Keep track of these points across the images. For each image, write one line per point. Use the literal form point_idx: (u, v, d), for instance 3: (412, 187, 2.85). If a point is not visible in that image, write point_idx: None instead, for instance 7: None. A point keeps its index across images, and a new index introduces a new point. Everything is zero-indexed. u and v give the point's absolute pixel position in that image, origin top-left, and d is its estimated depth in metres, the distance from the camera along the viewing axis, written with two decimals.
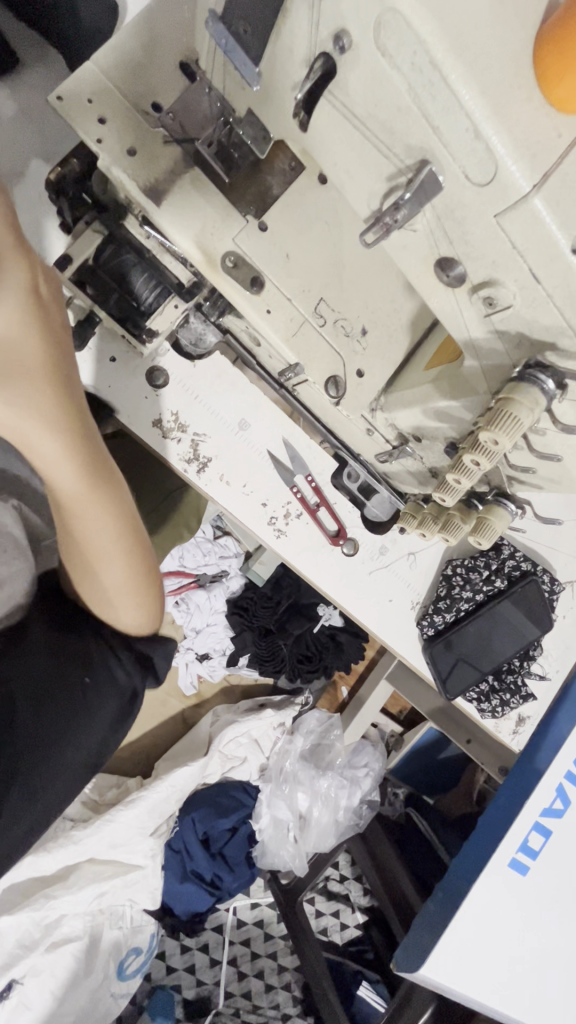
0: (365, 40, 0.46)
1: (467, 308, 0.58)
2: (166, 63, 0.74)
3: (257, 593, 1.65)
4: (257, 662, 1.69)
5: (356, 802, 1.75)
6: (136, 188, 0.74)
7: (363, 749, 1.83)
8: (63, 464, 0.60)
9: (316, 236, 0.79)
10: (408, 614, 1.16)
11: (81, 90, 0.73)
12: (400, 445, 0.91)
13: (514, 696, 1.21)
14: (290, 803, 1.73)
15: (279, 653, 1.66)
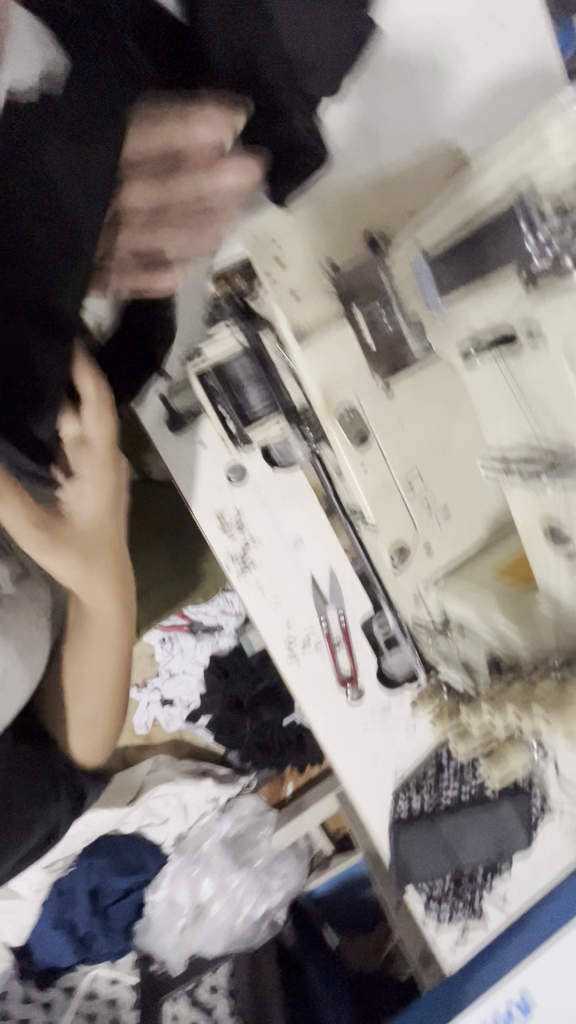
0: None
1: (556, 565, 0.64)
2: (354, 238, 0.82)
3: (242, 659, 1.64)
4: (216, 728, 1.65)
5: (259, 913, 1.66)
6: (285, 324, 0.75)
7: (286, 860, 1.69)
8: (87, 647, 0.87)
9: (432, 415, 0.83)
10: (387, 781, 1.10)
11: (270, 233, 0.78)
12: (442, 627, 0.92)
13: (466, 909, 1.14)
14: (192, 889, 1.66)
15: (240, 731, 1.63)
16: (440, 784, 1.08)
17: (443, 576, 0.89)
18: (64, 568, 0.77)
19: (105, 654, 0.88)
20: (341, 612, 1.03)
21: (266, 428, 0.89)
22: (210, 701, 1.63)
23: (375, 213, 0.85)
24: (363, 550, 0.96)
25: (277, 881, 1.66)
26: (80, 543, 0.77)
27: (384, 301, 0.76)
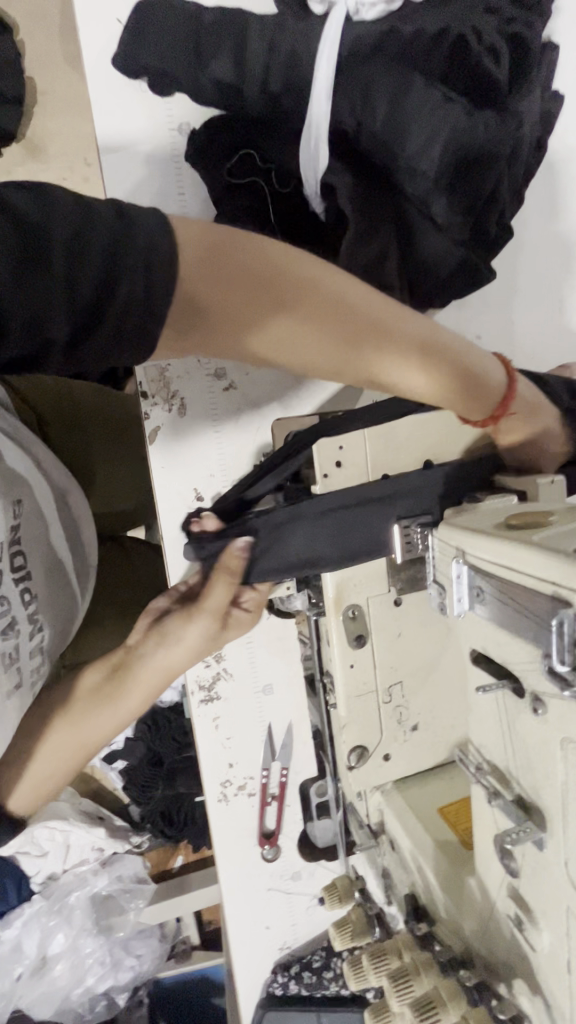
0: (554, 730, 0.46)
1: (497, 888, 0.58)
2: (421, 451, 0.75)
3: (176, 723, 1.74)
4: (128, 776, 1.76)
5: (97, 989, 1.70)
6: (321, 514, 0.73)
7: (150, 936, 1.78)
8: (190, 643, 0.82)
9: (429, 637, 0.84)
10: (271, 952, 1.06)
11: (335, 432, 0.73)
12: (375, 833, 0.90)
13: None
14: (41, 942, 1.65)
15: (151, 788, 1.74)
16: (323, 976, 1.05)
17: (392, 787, 0.88)
18: (192, 631, 0.81)
19: (110, 726, 0.81)
20: (284, 768, 1.03)
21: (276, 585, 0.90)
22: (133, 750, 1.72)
23: (453, 428, 0.75)
24: (326, 724, 0.95)
25: (129, 958, 1.72)
26: (174, 664, 0.83)
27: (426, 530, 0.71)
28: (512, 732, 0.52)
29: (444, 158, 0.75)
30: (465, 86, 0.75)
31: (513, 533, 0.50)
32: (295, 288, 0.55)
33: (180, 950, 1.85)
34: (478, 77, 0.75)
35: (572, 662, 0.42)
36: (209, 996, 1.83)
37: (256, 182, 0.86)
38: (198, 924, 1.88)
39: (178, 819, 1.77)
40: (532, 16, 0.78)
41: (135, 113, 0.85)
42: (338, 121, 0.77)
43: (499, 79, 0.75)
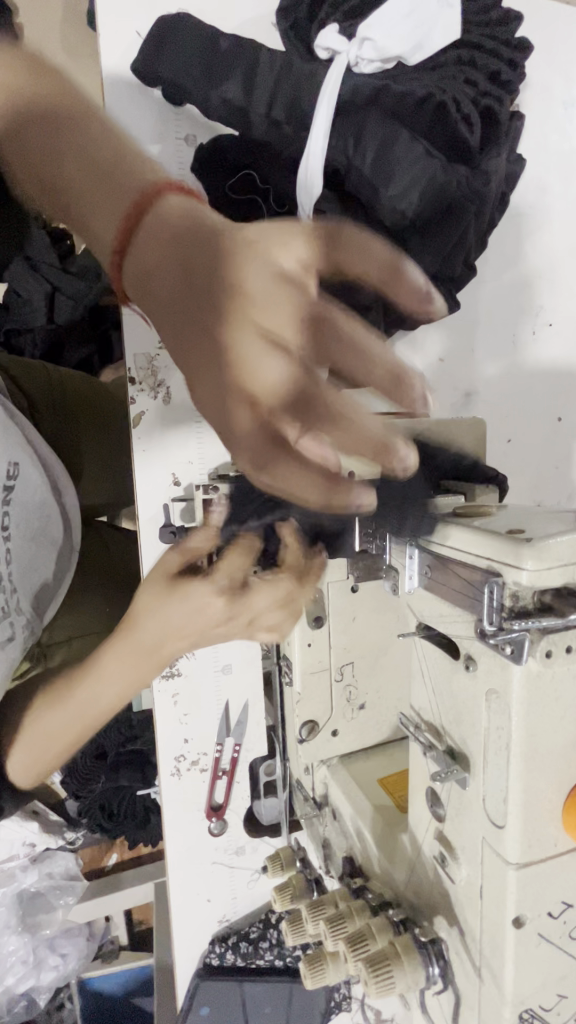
0: (481, 683, 0.55)
1: (427, 832, 0.67)
2: None
3: (124, 713, 1.77)
4: (69, 765, 1.76)
5: (18, 989, 1.70)
6: None
7: (79, 932, 1.76)
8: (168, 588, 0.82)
9: (379, 622, 0.93)
10: (210, 926, 1.11)
11: None
12: (321, 803, 0.97)
13: None
14: None
15: (93, 778, 1.74)
16: (259, 947, 1.09)
17: (337, 761, 0.96)
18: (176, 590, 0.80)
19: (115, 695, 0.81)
20: (237, 744, 1.08)
21: None
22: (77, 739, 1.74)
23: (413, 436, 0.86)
24: (279, 705, 1.03)
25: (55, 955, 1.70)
26: (187, 624, 0.80)
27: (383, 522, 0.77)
28: (447, 692, 0.60)
29: (422, 202, 0.85)
30: (442, 144, 0.87)
31: (459, 521, 0.59)
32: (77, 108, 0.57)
33: (107, 950, 1.82)
34: (454, 138, 0.86)
35: (498, 622, 0.50)
36: (132, 995, 1.82)
37: (254, 201, 0.94)
38: (127, 922, 1.86)
39: (119, 812, 1.76)
40: (504, 91, 0.91)
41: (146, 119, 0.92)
42: (333, 158, 0.86)
43: (471, 142, 0.86)
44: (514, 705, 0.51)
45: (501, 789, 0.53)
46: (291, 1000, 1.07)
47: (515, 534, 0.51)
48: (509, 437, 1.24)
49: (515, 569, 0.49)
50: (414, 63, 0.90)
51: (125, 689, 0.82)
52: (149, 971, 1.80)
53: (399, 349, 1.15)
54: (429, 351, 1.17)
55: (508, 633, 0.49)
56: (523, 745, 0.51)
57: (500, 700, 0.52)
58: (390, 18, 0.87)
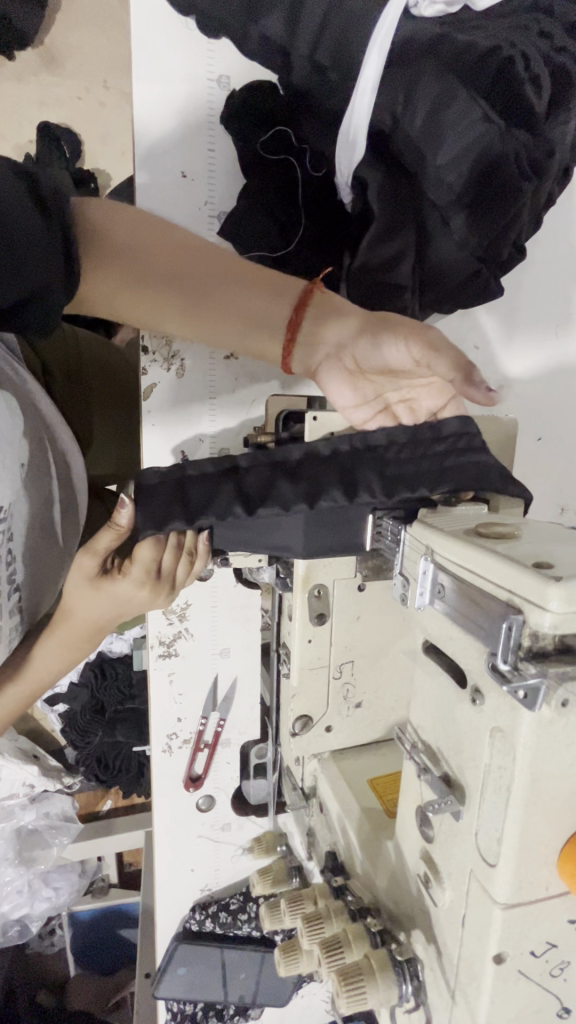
0: (485, 718, 0.51)
1: (413, 846, 0.65)
2: None
3: (125, 672, 1.80)
4: (69, 716, 1.81)
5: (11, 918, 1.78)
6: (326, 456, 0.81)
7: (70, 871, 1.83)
8: (133, 591, 0.90)
9: (384, 622, 0.90)
10: (192, 893, 1.14)
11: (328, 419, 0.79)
12: (310, 793, 0.97)
13: None
14: None
15: (92, 732, 1.79)
16: (237, 918, 1.12)
17: (328, 756, 0.95)
18: (132, 586, 0.89)
19: (60, 665, 0.96)
20: (221, 720, 1.08)
21: (247, 556, 0.93)
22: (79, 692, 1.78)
23: None
24: (274, 691, 1.02)
25: (48, 889, 1.78)
26: (112, 607, 0.91)
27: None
28: (449, 719, 0.57)
29: (472, 176, 0.77)
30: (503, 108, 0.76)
31: (481, 541, 0.55)
32: (230, 273, 0.72)
33: (98, 886, 1.91)
34: (517, 101, 0.75)
35: (512, 662, 0.47)
36: (119, 931, 1.91)
37: (287, 161, 0.87)
38: (118, 866, 1.95)
39: (114, 766, 1.81)
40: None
41: (175, 55, 0.83)
42: (378, 117, 0.77)
43: (536, 107, 0.75)
44: (518, 751, 0.47)
45: (496, 829, 0.51)
46: (264, 969, 1.11)
47: (542, 568, 0.47)
48: (539, 436, 1.18)
49: (539, 611, 0.45)
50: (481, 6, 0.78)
51: (60, 667, 0.96)
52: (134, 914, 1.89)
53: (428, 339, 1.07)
54: (463, 338, 1.09)
55: (522, 677, 0.46)
56: (525, 792, 0.48)
57: (504, 742, 0.49)
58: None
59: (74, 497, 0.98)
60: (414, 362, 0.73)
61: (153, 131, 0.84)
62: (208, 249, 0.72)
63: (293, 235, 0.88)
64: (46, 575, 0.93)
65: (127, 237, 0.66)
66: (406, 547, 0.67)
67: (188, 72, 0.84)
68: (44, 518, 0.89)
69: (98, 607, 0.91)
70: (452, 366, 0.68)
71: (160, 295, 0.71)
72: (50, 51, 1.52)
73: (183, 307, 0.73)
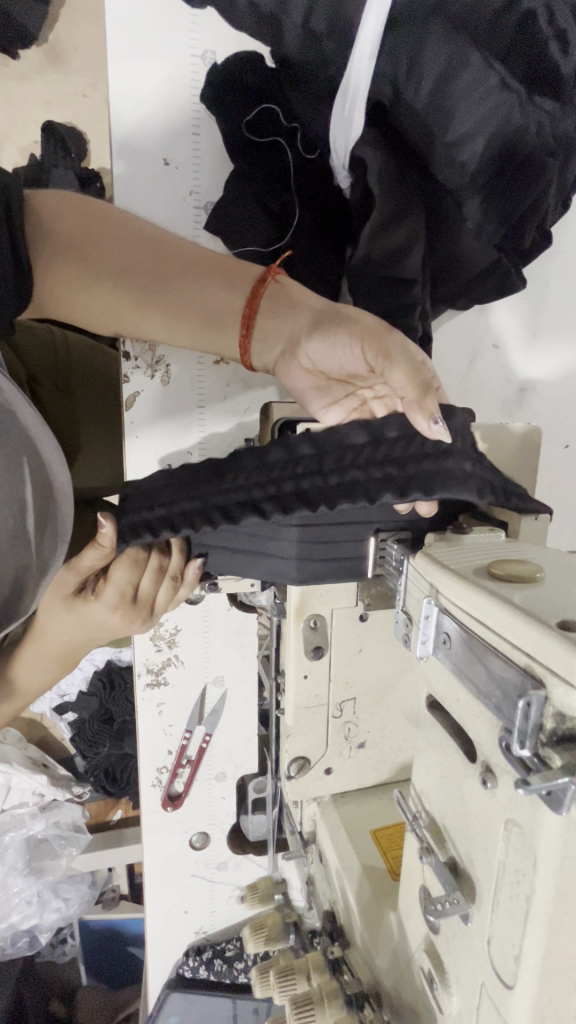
0: (499, 809, 0.42)
1: (417, 930, 0.56)
2: None
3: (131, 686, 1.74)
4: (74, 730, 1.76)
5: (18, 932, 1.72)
6: None
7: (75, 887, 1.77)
8: (107, 614, 0.81)
9: (390, 656, 0.80)
10: (185, 935, 1.07)
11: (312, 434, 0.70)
12: (308, 839, 0.89)
13: None
14: None
15: (97, 747, 1.73)
16: (233, 966, 1.04)
17: (329, 800, 0.86)
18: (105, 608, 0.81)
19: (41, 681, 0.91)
20: (207, 735, 0.99)
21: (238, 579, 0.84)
22: (84, 707, 1.73)
23: None
24: (272, 723, 0.94)
25: (56, 905, 1.71)
26: (89, 630, 0.84)
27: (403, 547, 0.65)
28: (456, 795, 0.48)
29: (488, 151, 0.67)
30: (522, 72, 0.66)
31: (495, 584, 0.45)
32: (180, 259, 0.68)
33: (107, 898, 1.83)
34: (540, 65, 0.65)
35: (532, 748, 0.37)
36: (129, 946, 1.86)
37: (277, 145, 0.79)
38: (128, 876, 1.87)
39: (122, 778, 1.76)
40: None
41: (154, 25, 0.75)
42: (376, 88, 0.68)
43: (564, 71, 0.65)
44: (541, 857, 0.38)
45: (512, 944, 0.41)
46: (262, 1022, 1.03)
47: (571, 631, 0.37)
48: (568, 443, 1.06)
49: (565, 686, 0.35)
50: None
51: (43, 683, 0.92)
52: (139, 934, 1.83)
53: (441, 338, 0.97)
54: (481, 337, 0.99)
55: (547, 772, 0.36)
56: (549, 909, 0.38)
57: (523, 844, 0.40)
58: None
59: (57, 509, 0.81)
60: (371, 369, 0.61)
61: (132, 114, 0.76)
62: (160, 233, 0.69)
63: (286, 225, 0.79)
64: (27, 601, 0.80)
65: (68, 223, 0.66)
66: (409, 581, 0.57)
67: (167, 47, 0.76)
68: (18, 545, 0.75)
69: (74, 629, 0.84)
70: (407, 376, 0.56)
71: (111, 287, 0.68)
72: (54, 47, 1.46)
73: (127, 292, 0.68)
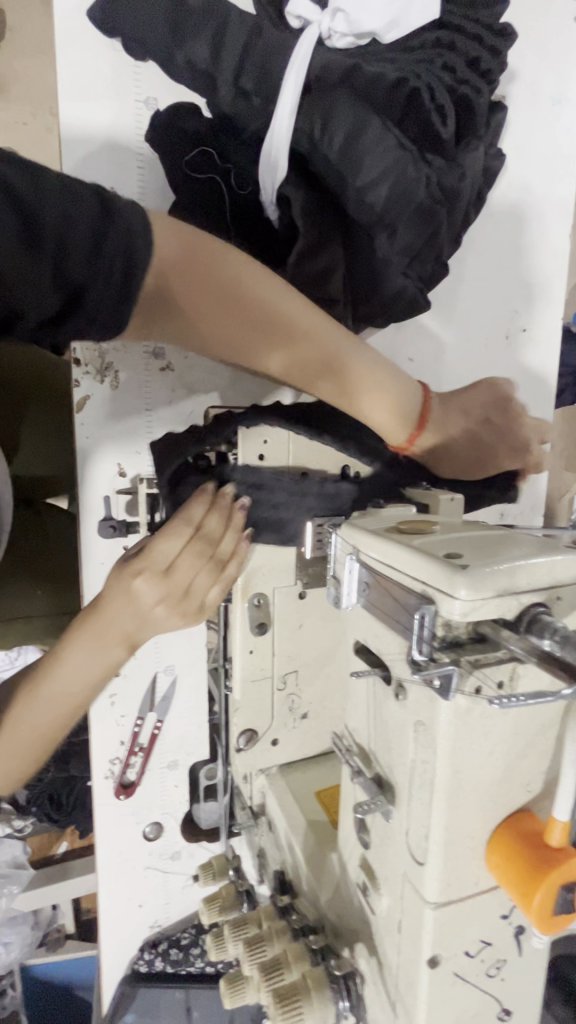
0: (409, 714, 0.52)
1: (352, 854, 0.64)
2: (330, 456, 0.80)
3: None
4: None
5: None
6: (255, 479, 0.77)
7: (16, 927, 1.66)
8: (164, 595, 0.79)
9: (328, 628, 0.89)
10: (142, 929, 1.09)
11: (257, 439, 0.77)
12: (257, 811, 0.94)
13: None
14: None
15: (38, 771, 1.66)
16: (189, 954, 1.08)
17: (276, 770, 0.92)
18: (146, 590, 0.78)
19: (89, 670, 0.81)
20: (158, 721, 1.03)
21: None
22: None
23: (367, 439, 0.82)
24: (222, 705, 0.99)
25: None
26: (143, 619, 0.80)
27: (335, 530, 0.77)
28: (378, 717, 0.57)
29: (390, 196, 0.81)
30: (414, 134, 0.80)
31: (400, 536, 0.55)
32: (254, 309, 0.71)
33: (52, 937, 1.73)
34: (427, 131, 0.80)
35: (428, 653, 0.47)
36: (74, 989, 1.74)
37: (214, 180, 0.87)
38: (74, 911, 1.77)
39: (67, 803, 1.65)
40: (483, 81, 0.83)
41: (102, 70, 0.85)
42: (297, 141, 0.80)
43: (444, 137, 0.80)
44: (439, 740, 0.48)
45: (423, 825, 0.50)
46: None
47: (452, 559, 0.47)
48: None
49: (449, 598, 0.46)
50: (390, 41, 0.81)
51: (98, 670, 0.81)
52: (87, 973, 1.72)
53: None
54: (399, 350, 1.13)
55: (437, 666, 0.46)
56: (446, 785, 0.48)
57: (426, 738, 0.49)
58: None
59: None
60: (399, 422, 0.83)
61: (81, 148, 0.85)
62: (247, 269, 0.70)
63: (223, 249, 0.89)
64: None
65: (176, 250, 0.63)
66: (336, 546, 0.67)
67: (114, 92, 0.86)
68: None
69: (136, 601, 0.79)
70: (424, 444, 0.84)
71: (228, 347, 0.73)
72: None
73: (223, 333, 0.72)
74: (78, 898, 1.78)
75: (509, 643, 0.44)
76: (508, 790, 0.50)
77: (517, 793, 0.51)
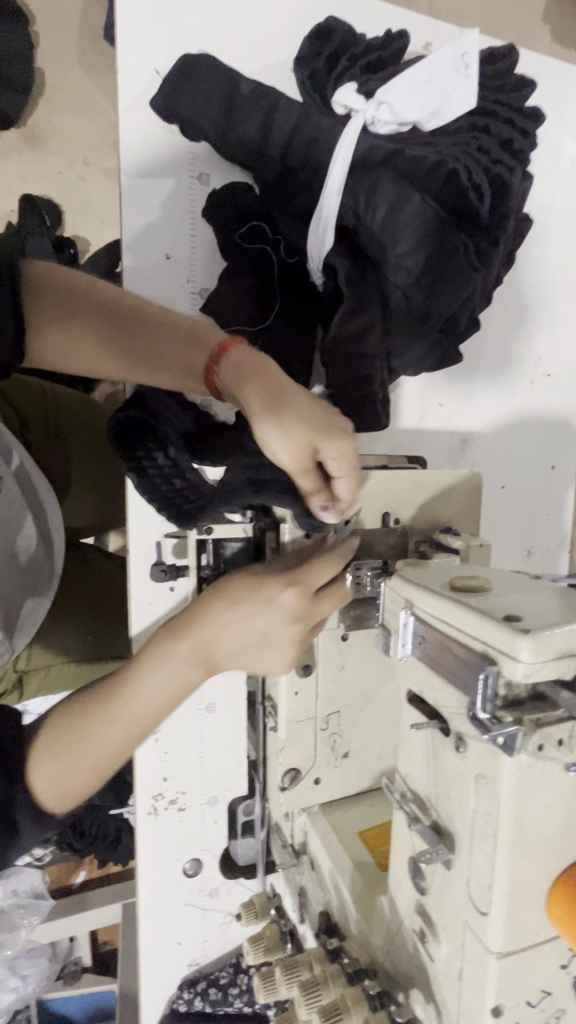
0: (469, 766, 0.54)
1: (407, 901, 0.66)
2: (372, 507, 0.85)
3: None
4: None
5: None
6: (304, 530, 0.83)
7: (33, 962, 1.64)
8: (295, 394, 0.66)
9: (370, 670, 0.92)
10: (180, 967, 1.10)
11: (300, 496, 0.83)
12: (299, 850, 0.96)
13: None
14: None
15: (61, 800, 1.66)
16: (228, 993, 1.07)
17: (318, 809, 0.94)
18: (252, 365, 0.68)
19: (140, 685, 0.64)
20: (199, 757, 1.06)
21: None
22: None
23: (409, 489, 0.86)
24: (262, 743, 1.01)
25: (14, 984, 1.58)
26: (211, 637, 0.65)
27: (375, 574, 0.82)
28: (436, 767, 0.60)
29: (428, 263, 0.86)
30: (451, 207, 0.86)
31: (457, 594, 0.59)
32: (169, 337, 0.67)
33: (70, 971, 1.70)
34: (464, 205, 0.86)
35: (491, 711, 0.50)
36: None
37: (263, 249, 0.93)
38: (92, 944, 1.74)
39: (90, 832, 1.64)
40: (515, 159, 0.90)
41: (159, 149, 0.92)
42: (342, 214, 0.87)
43: (480, 211, 0.86)
44: (502, 794, 0.50)
45: (486, 876, 0.53)
46: None
47: (512, 621, 0.51)
48: (503, 483, 1.26)
49: (511, 660, 0.49)
50: (429, 127, 0.89)
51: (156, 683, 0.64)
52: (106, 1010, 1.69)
53: (396, 398, 1.15)
54: (428, 396, 1.18)
55: (501, 725, 0.49)
56: (509, 837, 0.51)
57: (489, 791, 0.52)
58: (409, 83, 0.86)
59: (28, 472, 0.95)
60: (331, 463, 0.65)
61: (139, 219, 0.92)
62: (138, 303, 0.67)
63: (269, 307, 0.94)
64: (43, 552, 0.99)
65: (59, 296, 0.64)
66: (388, 598, 0.70)
67: (170, 169, 0.93)
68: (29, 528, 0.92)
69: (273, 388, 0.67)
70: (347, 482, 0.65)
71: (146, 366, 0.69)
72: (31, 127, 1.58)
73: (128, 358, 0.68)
74: (97, 930, 1.75)
75: (570, 704, 0.48)
76: (567, 842, 0.53)
77: (575, 845, 0.53)
